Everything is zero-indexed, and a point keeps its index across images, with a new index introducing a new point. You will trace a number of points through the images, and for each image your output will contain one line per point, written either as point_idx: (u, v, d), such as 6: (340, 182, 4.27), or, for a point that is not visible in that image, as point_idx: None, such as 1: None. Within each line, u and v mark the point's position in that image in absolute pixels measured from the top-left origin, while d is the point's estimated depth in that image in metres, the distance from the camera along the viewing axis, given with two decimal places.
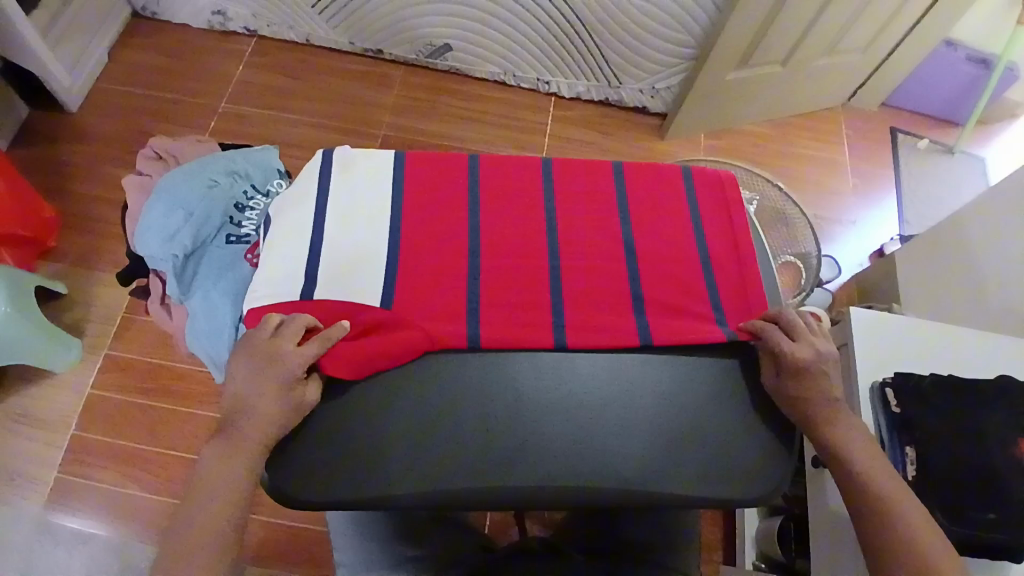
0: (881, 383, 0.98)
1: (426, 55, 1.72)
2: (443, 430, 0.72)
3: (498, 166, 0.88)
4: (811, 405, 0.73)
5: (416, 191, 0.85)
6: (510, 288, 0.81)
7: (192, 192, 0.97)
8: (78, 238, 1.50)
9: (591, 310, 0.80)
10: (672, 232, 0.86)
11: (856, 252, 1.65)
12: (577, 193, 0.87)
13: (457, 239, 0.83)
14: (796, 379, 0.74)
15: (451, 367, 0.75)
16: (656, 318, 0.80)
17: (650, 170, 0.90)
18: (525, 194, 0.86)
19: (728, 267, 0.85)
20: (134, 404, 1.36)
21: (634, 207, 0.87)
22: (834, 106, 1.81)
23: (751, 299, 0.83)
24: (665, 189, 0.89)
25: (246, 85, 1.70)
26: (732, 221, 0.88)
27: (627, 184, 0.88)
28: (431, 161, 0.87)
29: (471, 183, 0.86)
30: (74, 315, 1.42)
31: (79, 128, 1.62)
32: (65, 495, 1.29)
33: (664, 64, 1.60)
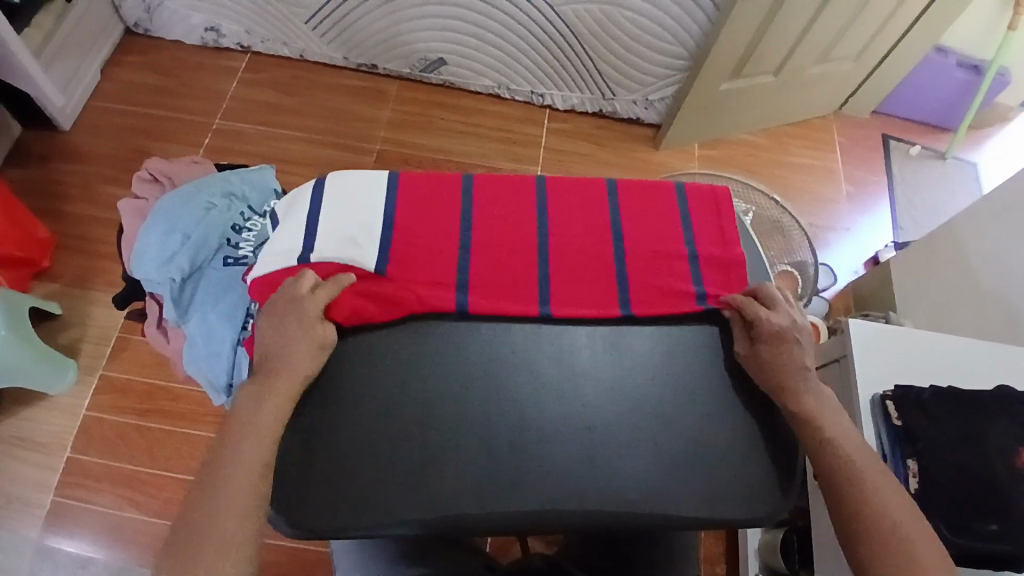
0: (881, 395, 0.97)
1: (420, 70, 1.72)
2: (447, 455, 0.71)
3: (494, 187, 0.88)
4: (782, 373, 0.75)
5: (409, 213, 0.85)
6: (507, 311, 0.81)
7: (189, 215, 0.97)
8: (73, 258, 1.49)
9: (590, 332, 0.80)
10: (666, 249, 0.86)
11: (851, 260, 1.66)
12: (572, 211, 0.87)
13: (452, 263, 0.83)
14: (768, 345, 0.77)
15: (450, 392, 0.75)
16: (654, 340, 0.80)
17: (644, 186, 0.90)
18: (520, 216, 0.86)
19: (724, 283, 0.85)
20: (131, 426, 1.35)
21: (629, 225, 0.87)
22: (827, 114, 1.82)
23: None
24: (660, 204, 0.89)
25: (240, 102, 1.70)
26: (727, 235, 0.87)
27: (623, 203, 0.88)
28: (424, 183, 0.87)
29: (465, 204, 0.86)
30: (70, 336, 1.41)
31: (72, 146, 1.61)
32: (62, 518, 1.28)
33: (658, 76, 1.61)
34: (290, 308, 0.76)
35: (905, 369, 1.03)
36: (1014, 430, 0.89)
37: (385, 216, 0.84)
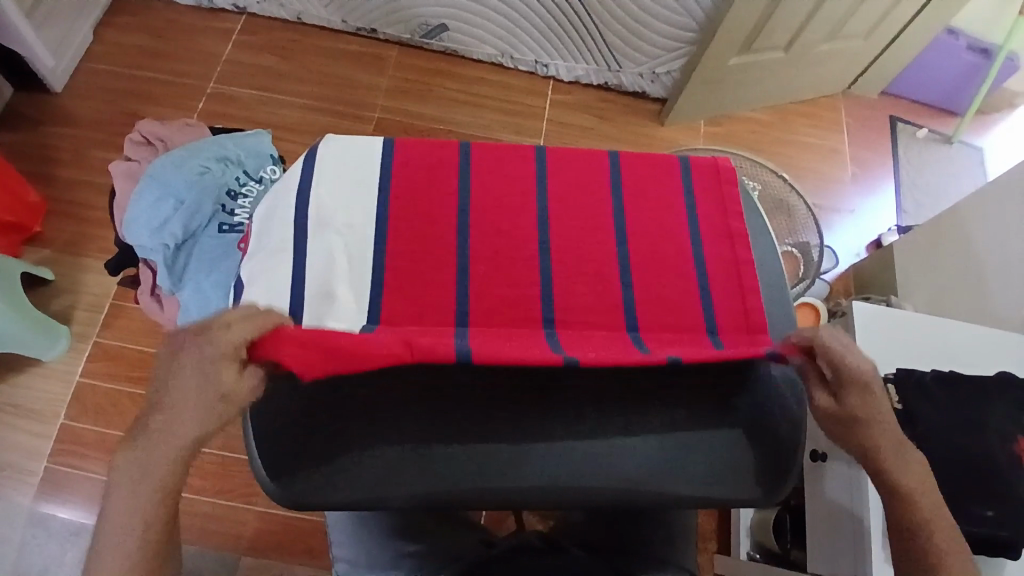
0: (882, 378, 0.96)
1: (421, 36, 1.67)
2: (445, 429, 0.71)
3: (492, 155, 0.85)
4: (879, 438, 0.62)
5: (404, 184, 0.82)
6: (502, 282, 0.77)
7: (183, 180, 0.94)
8: (63, 223, 1.46)
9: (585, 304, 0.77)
10: (666, 225, 0.84)
11: (854, 241, 1.64)
12: (571, 183, 0.85)
13: (446, 231, 0.79)
14: (857, 403, 0.62)
15: (442, 364, 0.73)
16: (653, 318, 0.78)
17: (647, 160, 0.87)
18: (518, 185, 0.83)
19: (725, 263, 0.82)
20: (125, 394, 1.34)
21: (629, 201, 0.84)
22: (835, 93, 1.79)
23: (749, 298, 0.81)
24: (661, 180, 0.86)
25: (235, 65, 1.65)
26: (727, 215, 0.85)
27: (624, 176, 0.86)
28: (421, 153, 0.84)
29: (461, 176, 0.83)
30: (61, 302, 1.39)
31: (61, 107, 1.57)
32: (56, 485, 1.28)
33: (666, 48, 1.57)
34: (191, 361, 0.59)
35: (908, 353, 1.03)
36: (1013, 416, 0.89)
37: (380, 186, 0.81)
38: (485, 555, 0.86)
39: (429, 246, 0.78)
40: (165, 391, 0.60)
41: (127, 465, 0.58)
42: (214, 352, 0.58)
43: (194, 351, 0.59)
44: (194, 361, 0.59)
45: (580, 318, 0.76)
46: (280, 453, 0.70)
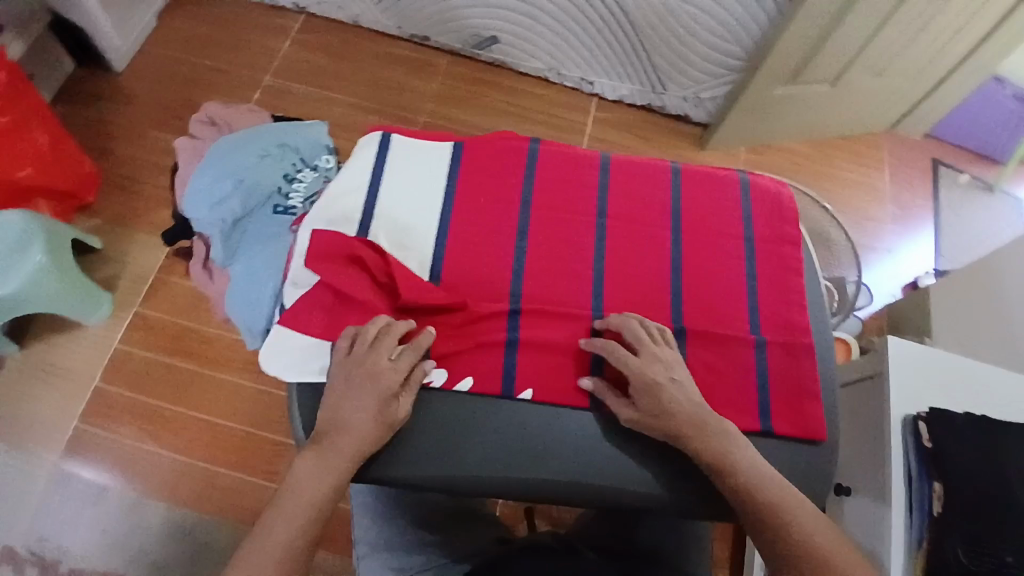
0: (915, 416, 0.97)
1: (471, 46, 1.71)
2: (474, 421, 0.75)
3: (557, 161, 0.87)
4: (684, 407, 0.72)
5: (468, 184, 0.85)
6: (555, 292, 0.81)
7: (244, 160, 0.98)
8: (115, 197, 1.51)
9: (632, 314, 0.80)
10: (722, 244, 0.84)
11: (890, 282, 1.64)
12: (631, 193, 0.86)
13: (504, 237, 0.83)
14: (643, 386, 0.72)
15: (493, 358, 0.77)
16: (696, 335, 0.79)
17: (708, 177, 0.87)
18: (578, 192, 0.85)
19: (776, 279, 0.83)
20: (159, 365, 1.37)
21: (686, 217, 0.84)
22: (878, 132, 1.80)
23: (794, 317, 0.82)
24: (721, 189, 0.87)
25: (291, 60, 1.71)
26: (783, 228, 0.86)
27: (684, 190, 0.86)
28: (488, 149, 0.87)
29: (525, 175, 0.86)
30: (105, 272, 1.43)
31: (123, 87, 1.63)
32: (82, 447, 1.31)
33: (711, 74, 1.59)
34: (369, 377, 0.72)
35: (940, 393, 1.03)
36: None
37: (447, 179, 0.85)
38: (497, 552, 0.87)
39: (490, 242, 0.82)
40: (342, 409, 0.71)
41: (295, 478, 0.68)
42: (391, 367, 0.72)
43: (374, 367, 0.72)
44: (374, 377, 0.72)
45: (630, 320, 0.79)
46: (321, 428, 0.75)
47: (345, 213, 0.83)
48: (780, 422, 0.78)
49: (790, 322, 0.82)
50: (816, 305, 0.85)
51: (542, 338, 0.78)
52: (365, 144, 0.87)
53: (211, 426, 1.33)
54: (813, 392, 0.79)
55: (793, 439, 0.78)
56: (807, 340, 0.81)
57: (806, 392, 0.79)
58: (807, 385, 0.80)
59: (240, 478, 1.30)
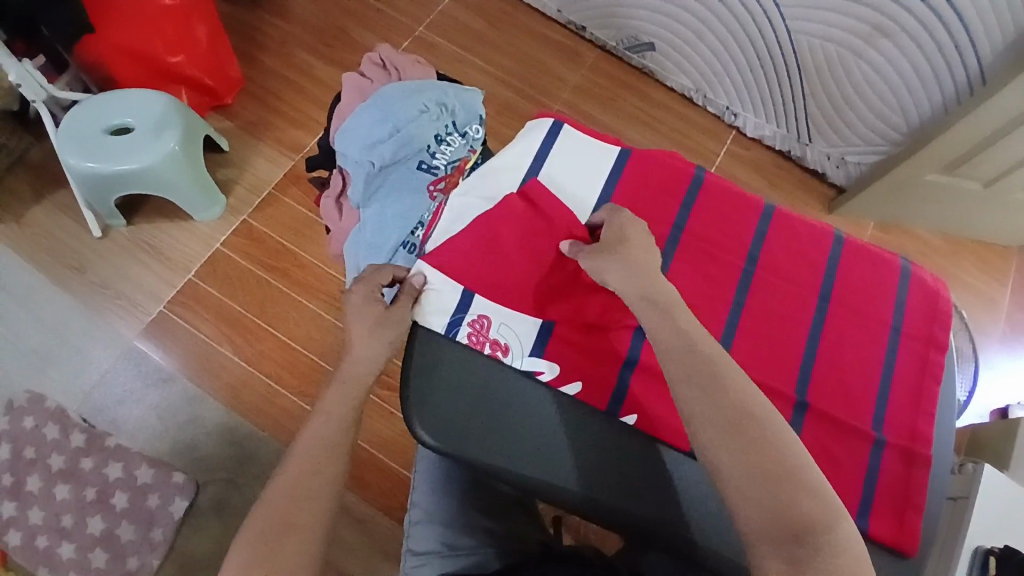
0: (985, 549, 0.94)
1: (625, 47, 1.68)
2: (572, 434, 0.75)
3: (719, 194, 0.84)
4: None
5: (624, 194, 0.83)
6: None
7: (404, 111, 0.97)
8: (250, 105, 1.55)
9: (756, 370, 0.77)
10: (865, 327, 0.80)
11: (981, 401, 1.55)
12: (785, 248, 0.82)
13: None
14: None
15: (609, 368, 0.78)
16: (815, 411, 0.76)
17: (869, 255, 0.83)
18: (733, 230, 0.82)
19: (910, 380, 0.79)
20: (251, 274, 1.40)
21: (836, 288, 0.81)
22: (1013, 246, 1.68)
23: (918, 423, 0.78)
24: (878, 272, 0.82)
25: (444, 15, 1.71)
26: (934, 331, 0.81)
27: (842, 260, 0.82)
28: (653, 165, 0.84)
29: (683, 200, 0.83)
30: (225, 172, 1.48)
31: (284, 2, 1.67)
32: (159, 331, 1.36)
33: (865, 139, 1.52)
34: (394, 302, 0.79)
35: None
36: None
37: (605, 183, 0.84)
38: (532, 555, 0.86)
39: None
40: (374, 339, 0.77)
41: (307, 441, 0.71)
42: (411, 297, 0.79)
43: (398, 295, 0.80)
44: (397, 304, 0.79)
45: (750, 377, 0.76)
46: (429, 395, 0.75)
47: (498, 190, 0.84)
48: (876, 526, 0.73)
49: (913, 428, 0.77)
50: (943, 418, 0.80)
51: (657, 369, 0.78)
52: (534, 126, 0.86)
53: (284, 346, 1.36)
54: (918, 506, 0.74)
55: (883, 548, 0.73)
56: (927, 453, 0.76)
57: (911, 505, 0.74)
58: (914, 498, 0.75)
59: (296, 403, 1.33)
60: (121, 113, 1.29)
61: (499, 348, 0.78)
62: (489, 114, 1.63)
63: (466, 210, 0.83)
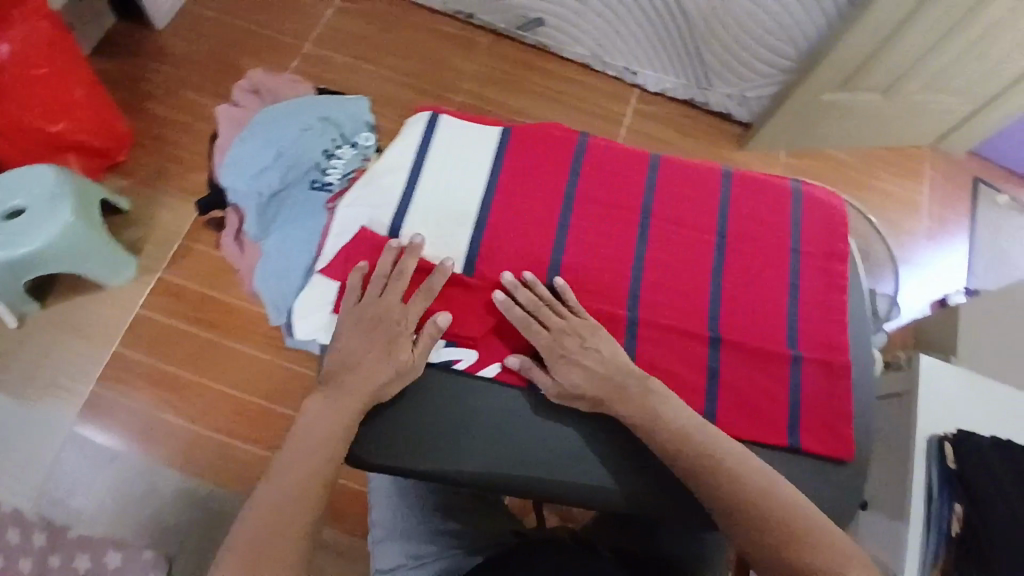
0: (940, 436, 0.94)
1: (515, 27, 1.67)
2: (513, 427, 0.73)
3: (604, 153, 0.84)
4: (590, 389, 0.72)
5: (511, 172, 0.82)
6: (590, 288, 0.78)
7: (286, 132, 0.94)
8: (148, 158, 1.50)
9: (672, 318, 0.78)
10: (768, 253, 0.81)
11: (918, 298, 1.60)
12: (677, 193, 0.83)
13: (543, 227, 0.80)
14: (564, 358, 0.73)
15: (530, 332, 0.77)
16: (732, 345, 0.77)
17: (758, 183, 0.84)
18: (623, 185, 0.83)
19: (819, 295, 0.81)
20: (182, 330, 1.36)
21: (733, 221, 0.82)
22: (922, 145, 1.73)
23: (834, 335, 0.79)
24: (771, 197, 0.84)
25: (329, 28, 1.67)
26: (835, 245, 0.83)
27: (733, 194, 0.83)
28: (536, 136, 0.84)
29: (571, 165, 0.83)
30: (132, 233, 1.43)
31: (163, 47, 1.61)
32: (101, 407, 1.32)
33: (761, 74, 1.54)
34: (371, 331, 0.74)
35: (976, 421, 0.98)
36: None
37: (490, 163, 0.82)
38: (507, 545, 0.85)
39: (528, 224, 0.80)
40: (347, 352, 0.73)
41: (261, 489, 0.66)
42: (402, 317, 0.75)
43: (377, 320, 0.74)
44: (379, 327, 0.74)
45: (665, 323, 0.77)
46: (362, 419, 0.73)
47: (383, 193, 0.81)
48: (808, 441, 0.75)
49: (830, 340, 0.79)
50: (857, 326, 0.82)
51: None
52: (413, 122, 0.85)
53: (230, 395, 1.32)
54: (846, 415, 0.76)
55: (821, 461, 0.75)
56: (845, 360, 0.78)
57: (839, 416, 0.76)
58: (842, 408, 0.76)
59: (251, 450, 1.30)
60: (9, 197, 1.24)
61: None
62: (393, 119, 1.60)
63: (355, 218, 0.80)
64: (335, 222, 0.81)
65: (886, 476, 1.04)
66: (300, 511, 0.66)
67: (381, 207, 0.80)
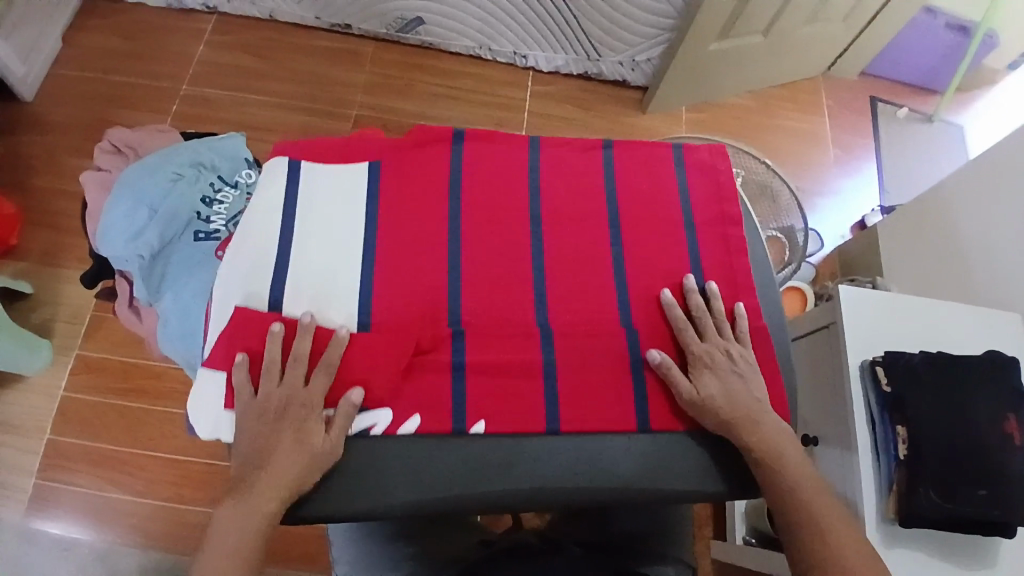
0: (870, 361, 0.96)
1: (397, 30, 1.65)
2: (442, 443, 0.70)
3: (481, 158, 0.82)
4: (726, 407, 0.73)
5: (390, 192, 0.79)
6: (496, 297, 0.76)
7: (155, 187, 0.91)
8: (43, 235, 1.42)
9: (583, 313, 0.76)
10: (664, 230, 0.82)
11: (838, 224, 1.64)
12: (563, 186, 0.82)
13: (435, 246, 0.77)
14: (711, 375, 0.74)
15: (440, 383, 0.72)
16: (645, 329, 0.77)
17: (640, 160, 0.85)
18: (508, 186, 0.81)
19: (720, 262, 0.82)
20: (110, 406, 1.31)
21: (624, 202, 0.82)
22: (815, 76, 1.77)
23: (742, 298, 0.81)
24: (656, 172, 0.84)
25: (208, 66, 1.61)
26: (725, 208, 0.84)
27: (619, 176, 0.83)
28: (409, 152, 0.81)
29: (450, 174, 0.80)
30: (41, 315, 1.36)
31: (36, 117, 1.53)
32: (45, 502, 1.24)
33: (645, 35, 1.55)
34: (278, 421, 0.70)
35: (896, 338, 1.01)
36: (1002, 395, 0.88)
37: (367, 187, 0.79)
38: (477, 556, 0.83)
39: (417, 257, 0.76)
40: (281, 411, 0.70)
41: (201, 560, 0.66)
42: (307, 399, 0.70)
43: (281, 410, 0.70)
44: (285, 418, 0.70)
45: (578, 328, 0.75)
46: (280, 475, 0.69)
47: (256, 256, 0.75)
48: None
49: (739, 306, 0.81)
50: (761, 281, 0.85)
51: (489, 345, 0.73)
52: (269, 168, 0.79)
53: (177, 461, 1.28)
54: (770, 375, 0.78)
55: None
56: (759, 325, 0.80)
57: (761, 377, 0.77)
58: (763, 369, 0.79)
59: (210, 511, 1.25)
60: None
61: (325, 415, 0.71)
62: None
63: (231, 295, 0.73)
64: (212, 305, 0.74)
65: (824, 407, 1.06)
66: (251, 554, 0.66)
67: (256, 272, 0.74)
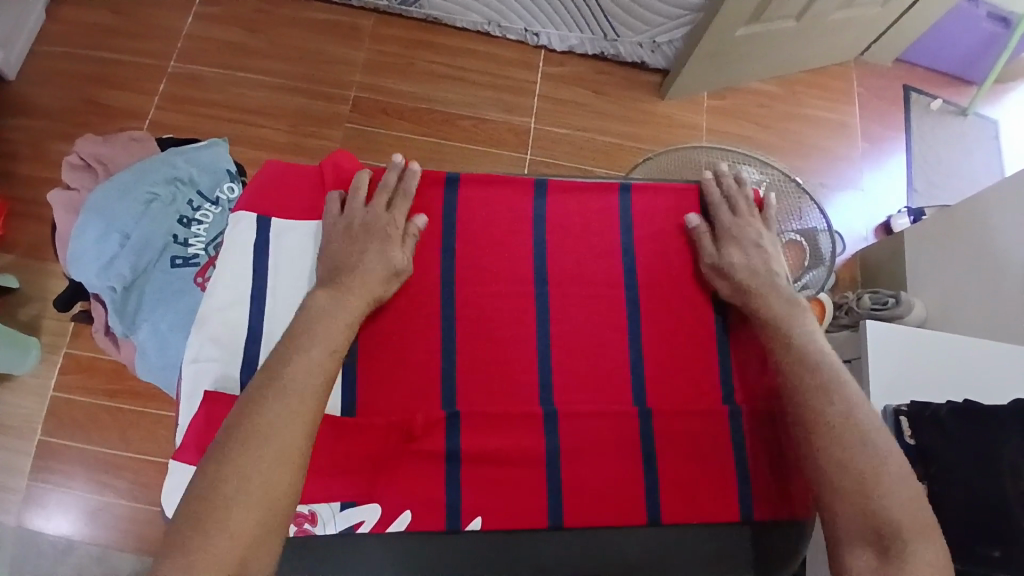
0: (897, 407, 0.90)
1: (399, 2, 1.53)
2: (437, 527, 0.66)
3: (487, 211, 0.77)
4: (744, 277, 0.73)
5: None
6: (498, 367, 0.71)
7: (130, 211, 0.88)
8: (28, 226, 1.36)
9: (589, 385, 0.72)
10: (685, 289, 0.76)
11: (861, 222, 1.55)
12: (572, 241, 0.77)
13: (432, 310, 0.73)
14: (737, 246, 0.75)
15: (435, 474, 0.68)
16: (659, 403, 0.72)
17: (662, 211, 0.80)
18: (515, 241, 0.76)
19: (749, 327, 0.75)
20: (103, 408, 1.28)
21: (642, 259, 0.77)
22: (847, 61, 1.65)
23: (770, 373, 0.74)
24: (678, 227, 0.79)
25: (198, 40, 1.51)
26: None
27: (635, 228, 0.78)
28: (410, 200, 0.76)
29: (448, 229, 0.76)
30: (28, 312, 1.31)
31: (18, 97, 1.44)
32: (40, 504, 1.23)
33: (668, 16, 1.43)
34: (365, 233, 0.72)
35: (924, 380, 0.95)
36: None
37: None
38: None
39: (413, 330, 0.72)
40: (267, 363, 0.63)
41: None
42: (392, 220, 0.73)
43: (366, 225, 0.72)
44: (373, 231, 0.72)
45: (587, 414, 0.70)
46: None
47: (229, 332, 0.70)
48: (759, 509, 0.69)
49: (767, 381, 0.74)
50: None
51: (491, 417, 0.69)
52: (240, 220, 0.74)
53: None
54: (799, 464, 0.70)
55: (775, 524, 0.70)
56: None
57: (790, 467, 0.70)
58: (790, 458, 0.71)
59: None
60: None
61: (305, 519, 0.65)
62: (288, 132, 1.46)
63: (202, 377, 0.68)
64: (181, 383, 0.69)
65: None
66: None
67: (227, 352, 0.69)
